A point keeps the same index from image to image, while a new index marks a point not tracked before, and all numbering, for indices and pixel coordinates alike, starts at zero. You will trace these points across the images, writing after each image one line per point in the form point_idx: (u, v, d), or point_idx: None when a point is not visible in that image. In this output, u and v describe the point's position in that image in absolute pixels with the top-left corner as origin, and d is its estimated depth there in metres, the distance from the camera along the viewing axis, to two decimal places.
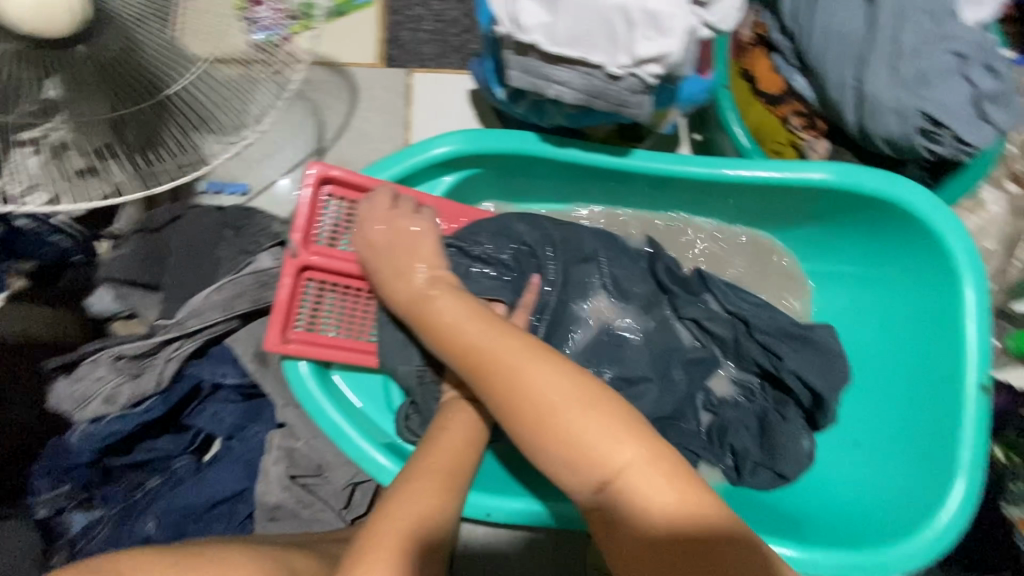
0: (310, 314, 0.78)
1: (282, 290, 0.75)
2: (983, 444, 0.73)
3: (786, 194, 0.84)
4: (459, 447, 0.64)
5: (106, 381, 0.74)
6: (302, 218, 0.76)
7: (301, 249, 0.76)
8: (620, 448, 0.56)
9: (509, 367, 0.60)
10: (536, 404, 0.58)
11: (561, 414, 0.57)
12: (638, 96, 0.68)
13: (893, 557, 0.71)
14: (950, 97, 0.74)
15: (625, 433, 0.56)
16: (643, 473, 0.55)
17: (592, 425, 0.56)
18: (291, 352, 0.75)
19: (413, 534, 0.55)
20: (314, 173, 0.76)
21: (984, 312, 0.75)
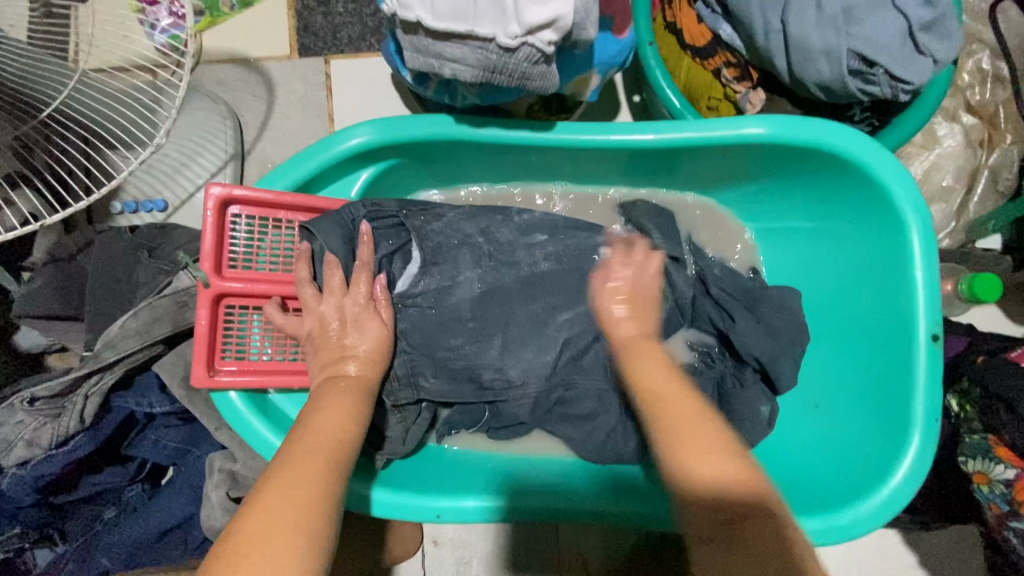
0: (237, 342, 0.76)
1: (200, 323, 0.71)
2: (938, 396, 0.70)
3: (720, 154, 0.79)
4: (338, 421, 0.59)
5: (26, 425, 0.71)
6: (208, 244, 0.72)
7: (213, 278, 0.72)
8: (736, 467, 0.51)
9: (651, 374, 0.60)
10: (682, 412, 0.55)
11: (690, 434, 0.53)
12: (539, 67, 0.63)
13: (852, 519, 0.70)
14: (880, 32, 0.68)
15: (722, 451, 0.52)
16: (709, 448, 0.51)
17: (718, 439, 0.53)
18: (221, 385, 0.73)
19: (293, 514, 0.47)
20: (216, 196, 0.72)
21: (932, 257, 0.72)
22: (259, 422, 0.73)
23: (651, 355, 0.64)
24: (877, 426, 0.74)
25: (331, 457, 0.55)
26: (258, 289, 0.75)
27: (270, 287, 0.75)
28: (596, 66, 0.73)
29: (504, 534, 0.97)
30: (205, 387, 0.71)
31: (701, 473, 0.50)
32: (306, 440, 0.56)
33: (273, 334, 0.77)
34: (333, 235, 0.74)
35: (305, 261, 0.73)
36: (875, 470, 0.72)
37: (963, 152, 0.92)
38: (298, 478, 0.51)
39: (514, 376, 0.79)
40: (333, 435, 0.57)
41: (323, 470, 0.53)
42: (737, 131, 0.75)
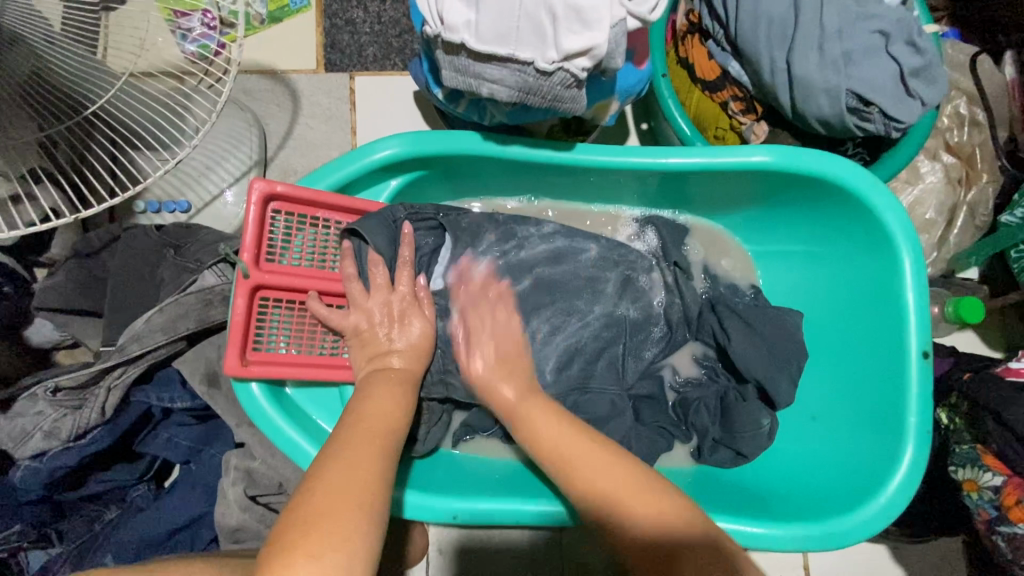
0: (269, 336, 0.77)
1: (237, 312, 0.73)
2: (928, 409, 0.75)
3: (727, 178, 0.85)
4: (389, 408, 0.62)
5: (45, 416, 0.70)
6: (250, 237, 0.75)
7: (252, 268, 0.74)
8: (605, 470, 0.63)
9: (544, 432, 0.69)
10: (582, 454, 0.65)
11: (581, 466, 0.64)
12: (571, 91, 0.68)
13: (850, 527, 0.73)
14: (875, 75, 0.76)
15: (613, 464, 0.64)
16: (589, 460, 0.64)
17: (616, 470, 0.63)
18: (249, 374, 0.74)
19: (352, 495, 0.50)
20: (258, 191, 0.74)
21: (922, 280, 0.78)
22: (282, 420, 0.74)
23: (541, 403, 0.73)
24: (872, 438, 0.79)
25: (385, 441, 0.58)
26: (295, 281, 0.77)
27: (310, 281, 0.78)
28: (616, 93, 0.79)
29: (510, 542, 0.98)
30: (238, 375, 0.72)
31: (591, 482, 0.63)
32: (362, 424, 0.59)
33: (301, 333, 0.79)
34: (384, 231, 0.77)
35: (350, 258, 0.76)
36: (871, 480, 0.76)
37: (944, 188, 1.00)
38: (355, 462, 0.53)
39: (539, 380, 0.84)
40: (384, 421, 0.60)
41: (377, 455, 0.55)
42: (745, 159, 0.81)
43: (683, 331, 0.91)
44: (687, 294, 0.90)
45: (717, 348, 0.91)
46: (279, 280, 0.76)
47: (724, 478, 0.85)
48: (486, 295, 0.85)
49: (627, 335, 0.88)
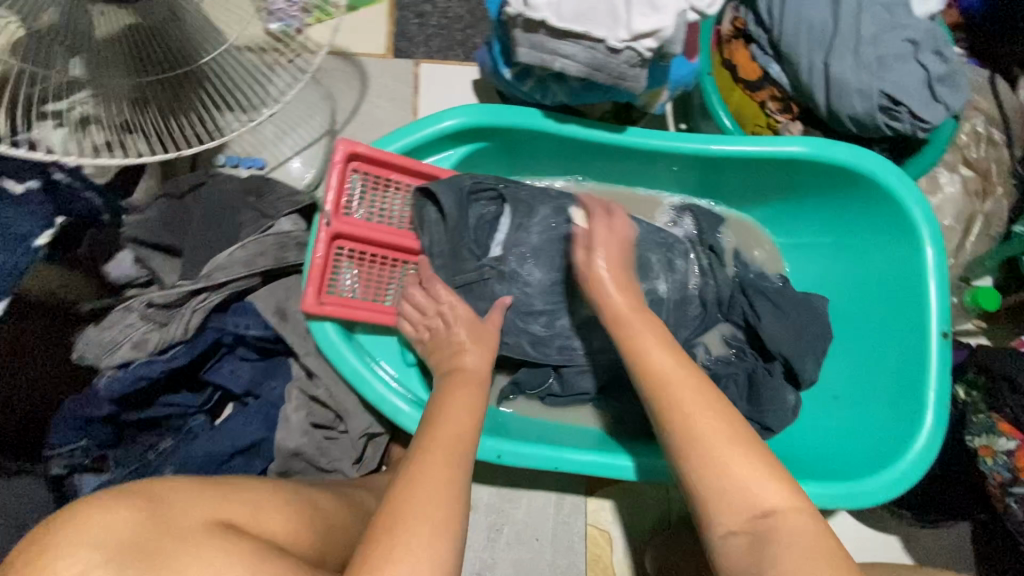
0: (342, 281, 0.84)
1: (317, 256, 0.81)
2: (948, 386, 0.81)
3: (764, 167, 0.92)
4: (462, 420, 0.66)
5: (135, 328, 0.77)
6: (332, 191, 0.82)
7: (334, 218, 0.82)
8: (716, 420, 0.62)
9: (660, 361, 0.66)
10: (689, 394, 0.64)
11: (689, 403, 0.63)
12: (635, 70, 0.76)
13: (872, 490, 0.77)
14: (905, 79, 0.84)
15: (723, 419, 0.62)
16: (695, 403, 0.63)
17: (717, 417, 0.62)
18: (322, 313, 0.80)
19: (430, 514, 0.54)
20: (342, 151, 0.82)
21: (943, 268, 0.84)
22: (349, 351, 0.80)
23: (652, 328, 0.70)
24: (893, 413, 0.84)
25: (461, 452, 0.62)
26: (367, 236, 0.84)
27: (380, 236, 0.85)
28: (669, 83, 0.87)
29: (537, 505, 1.02)
30: (312, 314, 0.79)
31: (698, 426, 0.61)
32: (439, 434, 0.63)
33: (369, 281, 0.86)
34: (452, 194, 0.86)
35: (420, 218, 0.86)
36: (893, 449, 0.80)
37: (961, 198, 1.07)
38: (435, 478, 0.57)
39: (582, 342, 0.90)
40: (458, 431, 0.64)
41: (451, 469, 0.59)
42: (782, 148, 0.88)
43: (714, 310, 0.97)
44: (720, 275, 0.97)
45: (746, 329, 0.96)
46: (353, 233, 0.84)
47: None
48: (536, 260, 0.91)
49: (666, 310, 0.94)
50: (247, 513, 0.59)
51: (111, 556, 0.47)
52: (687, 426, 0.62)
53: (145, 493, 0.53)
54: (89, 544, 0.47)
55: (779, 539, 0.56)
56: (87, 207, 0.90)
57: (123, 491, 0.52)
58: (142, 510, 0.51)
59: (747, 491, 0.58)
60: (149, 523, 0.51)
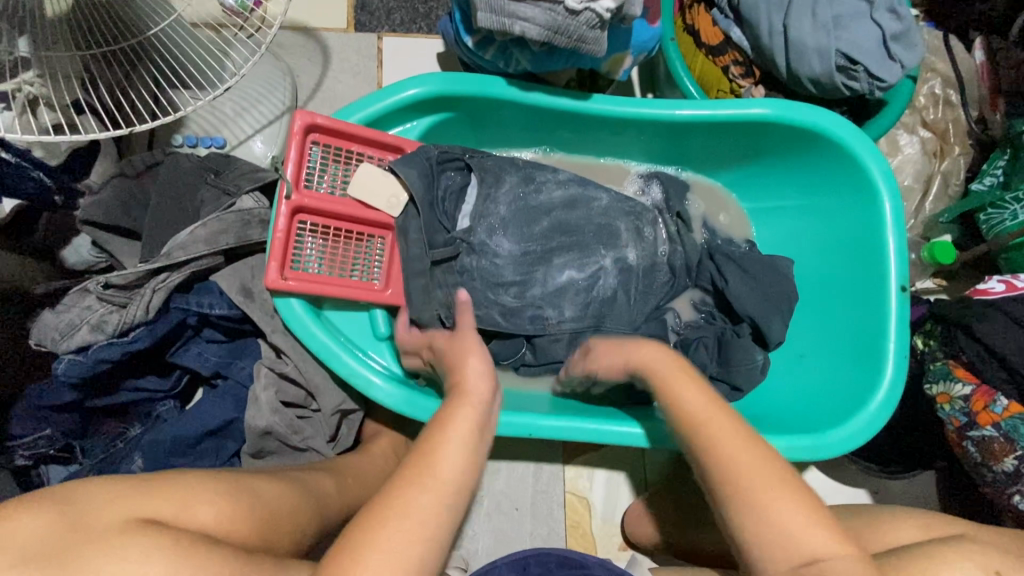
0: (306, 257, 0.83)
1: (278, 230, 0.79)
2: (906, 337, 0.83)
3: (727, 131, 0.93)
4: (458, 440, 0.62)
5: (94, 310, 0.76)
6: (292, 165, 0.81)
7: (294, 191, 0.80)
8: (805, 531, 0.59)
9: (732, 452, 0.63)
10: (772, 484, 0.61)
11: (778, 501, 0.60)
12: (594, 32, 0.76)
13: (836, 440, 0.79)
14: (861, 38, 0.85)
15: (800, 513, 0.59)
16: (781, 501, 0.60)
17: (807, 519, 0.59)
18: (287, 289, 0.79)
19: (390, 556, 0.52)
20: (300, 122, 0.80)
21: (901, 224, 0.86)
22: (317, 327, 0.79)
23: (687, 377, 0.72)
24: (855, 367, 0.86)
25: (440, 482, 0.58)
26: (331, 209, 0.83)
27: (345, 209, 0.84)
28: (632, 47, 0.87)
29: (515, 476, 1.03)
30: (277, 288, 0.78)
31: (779, 522, 0.59)
32: (420, 461, 0.60)
33: (335, 256, 0.85)
34: (419, 162, 0.85)
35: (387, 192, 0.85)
36: (856, 401, 0.83)
37: (920, 159, 1.10)
38: (401, 515, 0.55)
39: (553, 313, 0.90)
40: (446, 454, 0.61)
41: (422, 500, 0.56)
42: (745, 111, 0.89)
43: (684, 276, 0.98)
44: (689, 241, 0.96)
45: (714, 293, 0.98)
46: (317, 206, 0.82)
47: None
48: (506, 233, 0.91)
49: (637, 280, 0.94)
50: (177, 504, 0.58)
51: (25, 562, 0.49)
52: (772, 525, 0.59)
53: (64, 497, 0.54)
54: (3, 550, 0.50)
55: None
56: (37, 187, 0.86)
57: (40, 499, 0.53)
58: (57, 514, 0.52)
59: (790, 541, 0.58)
60: (64, 528, 0.52)
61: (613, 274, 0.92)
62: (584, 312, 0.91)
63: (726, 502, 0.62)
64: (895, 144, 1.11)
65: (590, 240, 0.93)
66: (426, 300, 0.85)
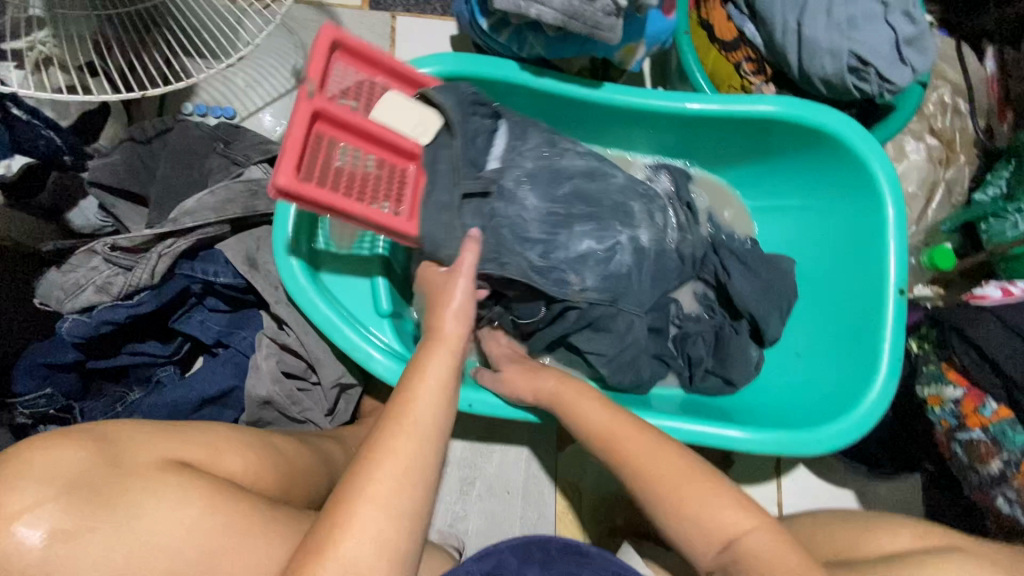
0: (323, 169, 0.74)
1: (293, 129, 0.70)
2: (902, 339, 0.84)
3: (735, 127, 0.94)
4: (434, 406, 0.62)
5: (100, 271, 0.77)
6: (314, 71, 0.74)
7: (315, 94, 0.73)
8: (716, 512, 0.66)
9: (646, 457, 0.71)
10: (674, 477, 0.69)
11: (688, 491, 0.68)
12: (610, 19, 0.76)
13: (826, 436, 0.80)
14: (874, 39, 0.85)
15: (711, 495, 0.68)
16: (690, 489, 0.68)
17: (714, 499, 0.67)
18: (298, 192, 0.68)
19: (388, 512, 0.55)
20: (327, 36, 0.75)
21: (903, 227, 0.87)
22: (320, 300, 0.79)
23: (582, 394, 0.78)
24: (850, 366, 0.87)
25: (427, 440, 0.60)
26: (354, 126, 0.75)
27: (369, 129, 0.76)
28: (645, 38, 0.87)
29: (509, 459, 1.05)
30: (289, 190, 0.67)
31: (688, 512, 0.67)
32: (405, 422, 0.60)
33: (355, 177, 0.76)
34: (450, 95, 0.81)
35: (411, 122, 0.80)
36: (849, 399, 0.84)
37: (926, 166, 1.11)
38: (394, 475, 0.56)
39: (576, 279, 0.88)
40: (427, 419, 0.61)
41: (410, 461, 0.57)
42: (754, 107, 0.89)
43: (686, 267, 0.97)
44: (694, 234, 0.97)
45: (715, 287, 0.98)
46: (337, 121, 0.75)
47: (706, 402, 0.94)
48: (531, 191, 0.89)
49: (650, 266, 0.93)
50: (204, 452, 0.63)
51: (60, 490, 0.52)
52: (684, 514, 0.67)
53: (98, 432, 0.57)
54: (38, 479, 0.51)
55: (748, 563, 0.63)
56: (48, 145, 0.86)
57: (76, 431, 0.56)
58: (94, 446, 0.56)
59: (707, 523, 0.66)
60: (104, 462, 0.55)
61: (629, 251, 0.90)
62: (605, 283, 0.89)
63: (652, 506, 0.70)
64: (902, 151, 1.11)
65: (608, 215, 0.91)
66: (451, 234, 0.78)
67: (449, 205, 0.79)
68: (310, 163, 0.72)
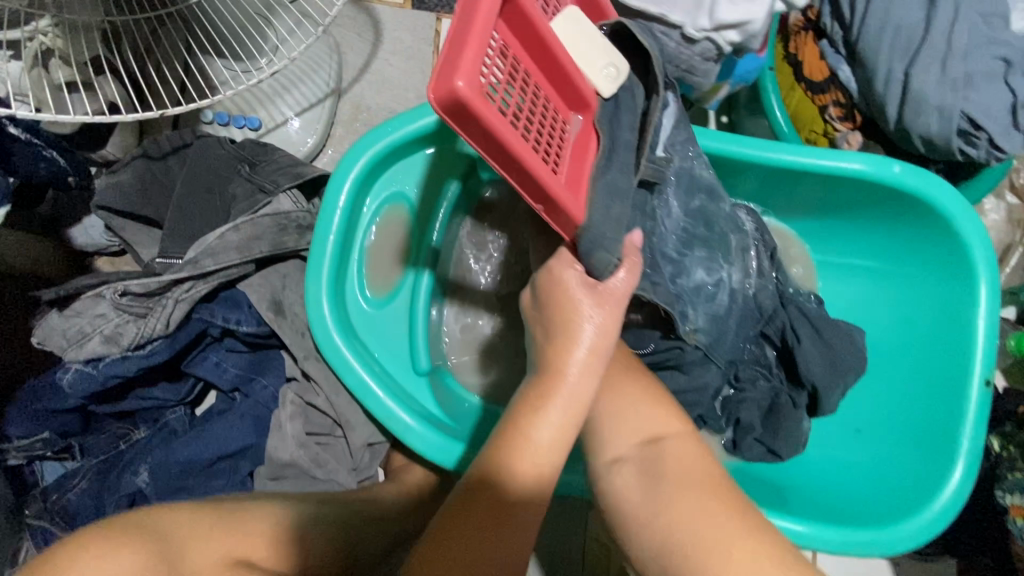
0: (492, 82, 0.46)
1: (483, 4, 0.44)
2: (983, 434, 0.77)
3: (817, 182, 0.85)
4: (544, 448, 0.53)
5: (108, 320, 0.67)
6: None
7: None
8: (651, 416, 0.59)
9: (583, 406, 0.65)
10: (614, 375, 0.63)
11: (617, 379, 0.62)
12: (708, 63, 0.67)
13: (895, 536, 0.74)
14: (991, 101, 0.75)
15: (642, 409, 0.60)
16: (626, 396, 0.61)
17: (639, 397, 0.61)
18: (473, 113, 0.44)
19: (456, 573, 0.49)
20: None
21: (995, 309, 0.79)
22: (356, 361, 0.70)
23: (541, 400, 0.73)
24: (922, 456, 0.81)
25: (523, 505, 0.52)
26: (542, 45, 0.50)
27: (556, 54, 0.51)
28: (732, 78, 0.77)
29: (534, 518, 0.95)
30: (475, 108, 0.43)
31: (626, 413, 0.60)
32: (502, 473, 0.52)
33: (522, 110, 0.50)
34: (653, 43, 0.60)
35: (594, 60, 0.55)
36: (919, 494, 0.77)
37: (1003, 227, 1.03)
38: (476, 534, 0.50)
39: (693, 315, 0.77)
40: (538, 482, 0.53)
41: (502, 522, 0.51)
42: (841, 164, 0.80)
43: (754, 318, 0.87)
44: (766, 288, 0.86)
45: (778, 347, 0.88)
46: (521, 31, 0.49)
47: (756, 474, 0.87)
48: (673, 190, 0.76)
49: (739, 314, 0.83)
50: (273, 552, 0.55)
51: None
52: (625, 416, 0.59)
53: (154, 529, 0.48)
54: None
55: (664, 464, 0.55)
56: (51, 168, 0.72)
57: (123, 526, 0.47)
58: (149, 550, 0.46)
59: (647, 419, 0.58)
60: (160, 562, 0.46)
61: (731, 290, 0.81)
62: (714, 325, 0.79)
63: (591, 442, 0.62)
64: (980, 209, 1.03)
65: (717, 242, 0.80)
66: (617, 237, 0.57)
67: (622, 192, 0.58)
68: (485, 75, 0.46)
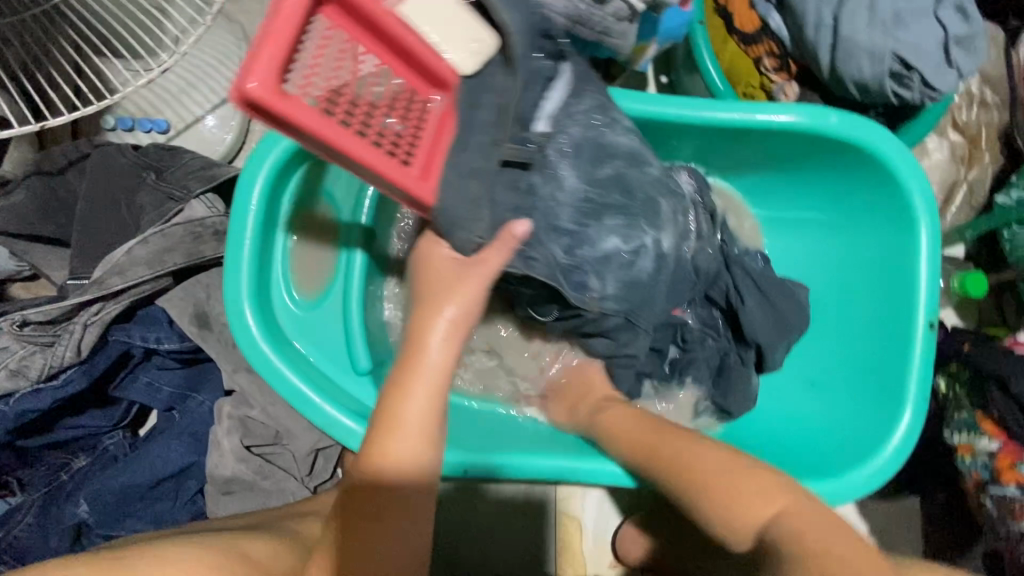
0: (306, 79, 0.43)
1: None
2: (929, 378, 0.77)
3: (754, 138, 0.82)
4: (422, 443, 0.55)
5: (13, 352, 0.65)
6: None
7: None
8: (766, 489, 0.57)
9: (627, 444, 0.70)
10: (694, 460, 0.62)
11: (695, 459, 0.62)
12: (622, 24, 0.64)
13: (847, 485, 0.74)
14: (922, 39, 0.73)
15: (763, 483, 0.58)
16: (739, 472, 0.59)
17: (756, 480, 0.58)
18: (276, 117, 0.41)
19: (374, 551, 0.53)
20: None
21: (935, 250, 0.79)
22: (288, 368, 0.68)
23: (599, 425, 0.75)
24: (872, 402, 0.81)
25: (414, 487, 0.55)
26: (374, 25, 0.45)
27: (389, 31, 0.45)
28: (657, 36, 0.74)
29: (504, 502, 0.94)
30: (273, 107, 0.40)
31: (737, 496, 0.58)
32: (390, 461, 0.54)
33: (354, 105, 0.46)
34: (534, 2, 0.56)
35: (442, 28, 0.48)
36: (869, 441, 0.78)
37: (947, 165, 1.02)
38: (381, 523, 0.54)
39: (598, 284, 0.69)
40: (419, 465, 0.55)
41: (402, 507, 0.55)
42: (775, 117, 0.78)
43: (704, 284, 0.84)
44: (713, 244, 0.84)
45: (725, 309, 0.86)
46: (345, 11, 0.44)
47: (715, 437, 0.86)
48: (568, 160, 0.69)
49: (670, 278, 0.75)
50: None
51: None
52: (697, 470, 0.61)
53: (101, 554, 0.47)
54: None
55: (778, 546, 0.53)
56: None
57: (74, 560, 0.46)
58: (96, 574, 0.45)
59: (730, 486, 0.58)
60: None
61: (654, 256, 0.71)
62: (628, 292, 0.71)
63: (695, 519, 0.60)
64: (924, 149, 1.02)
65: (638, 209, 0.72)
66: (477, 214, 0.55)
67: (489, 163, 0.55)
68: (297, 77, 0.42)
